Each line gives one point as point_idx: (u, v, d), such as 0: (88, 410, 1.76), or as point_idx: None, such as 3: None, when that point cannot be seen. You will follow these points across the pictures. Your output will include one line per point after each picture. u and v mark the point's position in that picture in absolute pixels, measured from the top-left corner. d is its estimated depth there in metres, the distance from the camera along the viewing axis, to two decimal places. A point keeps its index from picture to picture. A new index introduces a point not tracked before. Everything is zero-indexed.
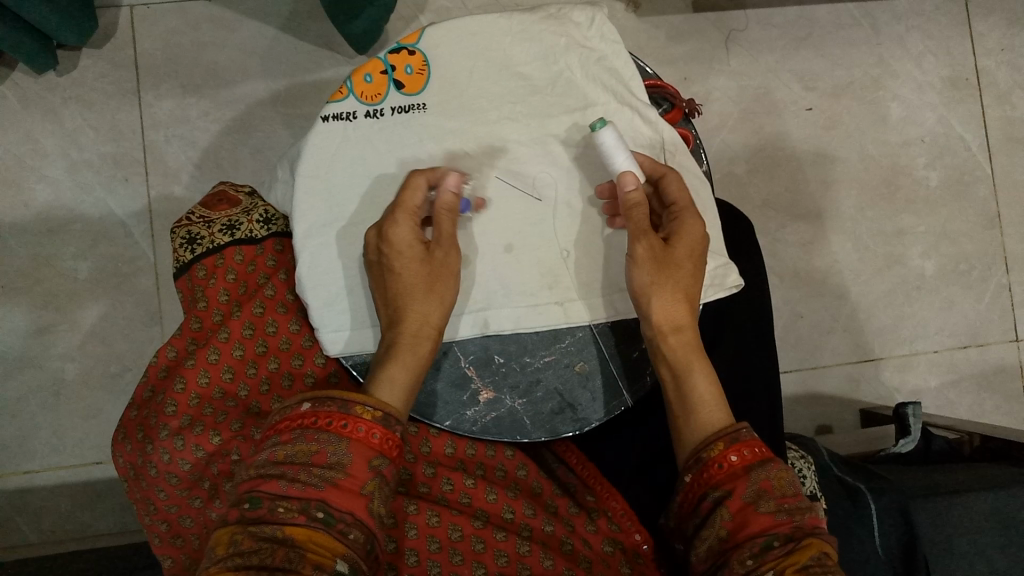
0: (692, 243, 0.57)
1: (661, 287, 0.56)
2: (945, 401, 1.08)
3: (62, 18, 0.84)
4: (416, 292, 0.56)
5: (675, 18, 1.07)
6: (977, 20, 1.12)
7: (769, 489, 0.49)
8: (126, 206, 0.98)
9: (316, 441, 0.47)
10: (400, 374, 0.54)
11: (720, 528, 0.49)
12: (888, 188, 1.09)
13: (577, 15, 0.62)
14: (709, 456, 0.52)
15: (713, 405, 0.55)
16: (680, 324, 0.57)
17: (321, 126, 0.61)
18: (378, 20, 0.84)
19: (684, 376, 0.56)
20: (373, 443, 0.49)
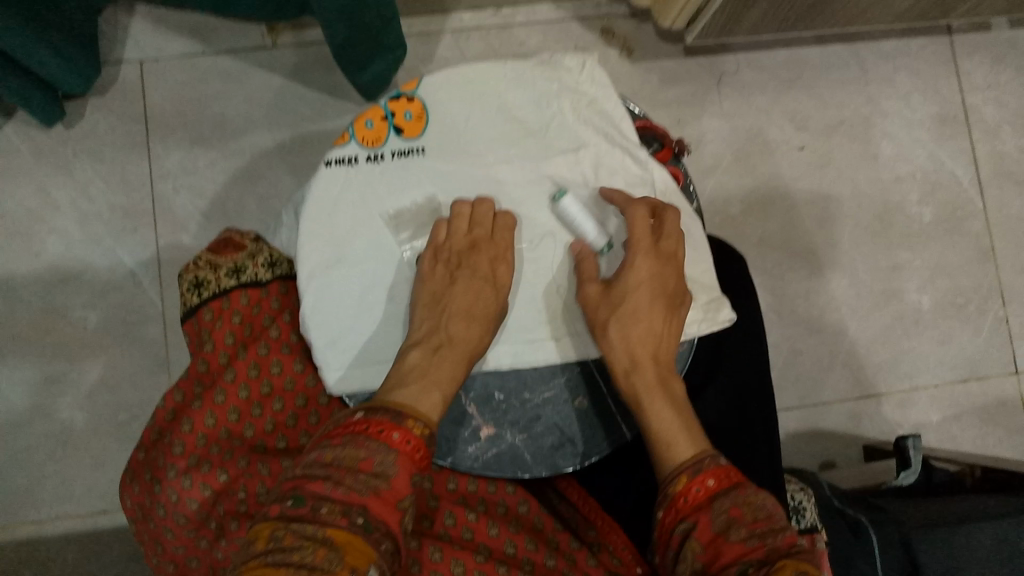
0: (639, 281, 0.60)
1: (613, 324, 0.59)
2: (948, 436, 1.07)
3: (64, 62, 0.87)
4: (478, 314, 0.60)
5: (668, 63, 1.11)
6: (962, 59, 1.15)
7: (739, 516, 0.49)
8: (135, 256, 1.00)
9: (364, 449, 0.49)
10: (446, 386, 0.56)
11: (693, 561, 0.49)
12: (882, 223, 1.11)
13: (568, 61, 0.66)
14: (674, 491, 0.52)
15: (680, 441, 0.55)
16: (638, 365, 0.59)
17: (325, 171, 0.63)
18: (386, 70, 0.87)
19: (646, 411, 0.57)
20: (415, 458, 0.51)
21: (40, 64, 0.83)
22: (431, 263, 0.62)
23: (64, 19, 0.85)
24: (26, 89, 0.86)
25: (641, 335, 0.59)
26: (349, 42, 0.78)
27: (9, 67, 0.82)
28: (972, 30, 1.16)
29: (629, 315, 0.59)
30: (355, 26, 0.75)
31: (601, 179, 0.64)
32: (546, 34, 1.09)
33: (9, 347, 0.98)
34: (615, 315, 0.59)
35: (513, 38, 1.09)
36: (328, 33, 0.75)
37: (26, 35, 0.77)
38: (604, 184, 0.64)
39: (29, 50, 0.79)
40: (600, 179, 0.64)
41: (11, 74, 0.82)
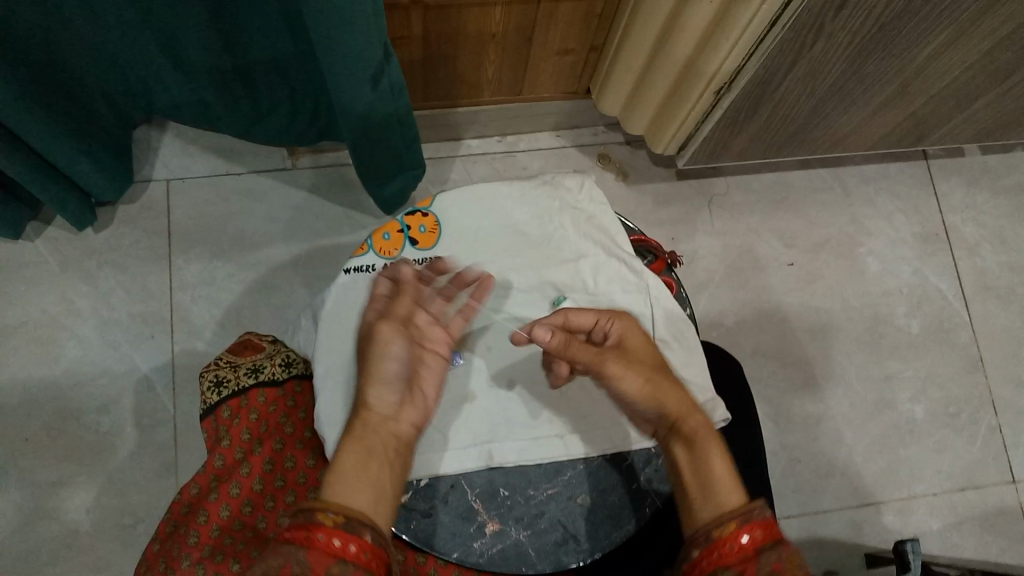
0: (635, 341, 0.62)
1: (642, 380, 0.59)
2: (950, 546, 1.06)
3: (100, 171, 0.93)
4: (361, 369, 0.58)
5: (662, 184, 1.18)
6: (939, 182, 1.23)
7: (783, 571, 0.49)
8: (150, 361, 1.03)
9: (280, 554, 0.48)
10: (343, 458, 0.54)
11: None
12: (872, 335, 1.15)
13: (568, 181, 0.72)
14: (720, 534, 0.51)
15: (729, 490, 0.54)
16: (684, 410, 0.59)
17: (344, 278, 0.68)
18: (407, 186, 0.93)
19: (704, 455, 0.56)
20: (335, 550, 0.49)
21: (77, 172, 0.90)
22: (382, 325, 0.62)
23: (104, 134, 0.92)
24: (65, 196, 0.92)
25: (672, 382, 0.60)
26: (373, 160, 0.85)
27: (53, 176, 0.88)
28: (946, 155, 1.24)
29: (648, 367, 0.60)
30: (378, 148, 0.82)
31: (600, 286, 0.69)
32: (548, 159, 1.17)
33: (20, 451, 0.99)
34: (641, 372, 0.60)
35: (516, 161, 1.16)
36: (352, 149, 0.81)
37: (67, 142, 0.84)
38: (603, 291, 0.69)
39: (68, 158, 0.86)
40: (599, 286, 0.69)
41: (53, 179, 0.88)
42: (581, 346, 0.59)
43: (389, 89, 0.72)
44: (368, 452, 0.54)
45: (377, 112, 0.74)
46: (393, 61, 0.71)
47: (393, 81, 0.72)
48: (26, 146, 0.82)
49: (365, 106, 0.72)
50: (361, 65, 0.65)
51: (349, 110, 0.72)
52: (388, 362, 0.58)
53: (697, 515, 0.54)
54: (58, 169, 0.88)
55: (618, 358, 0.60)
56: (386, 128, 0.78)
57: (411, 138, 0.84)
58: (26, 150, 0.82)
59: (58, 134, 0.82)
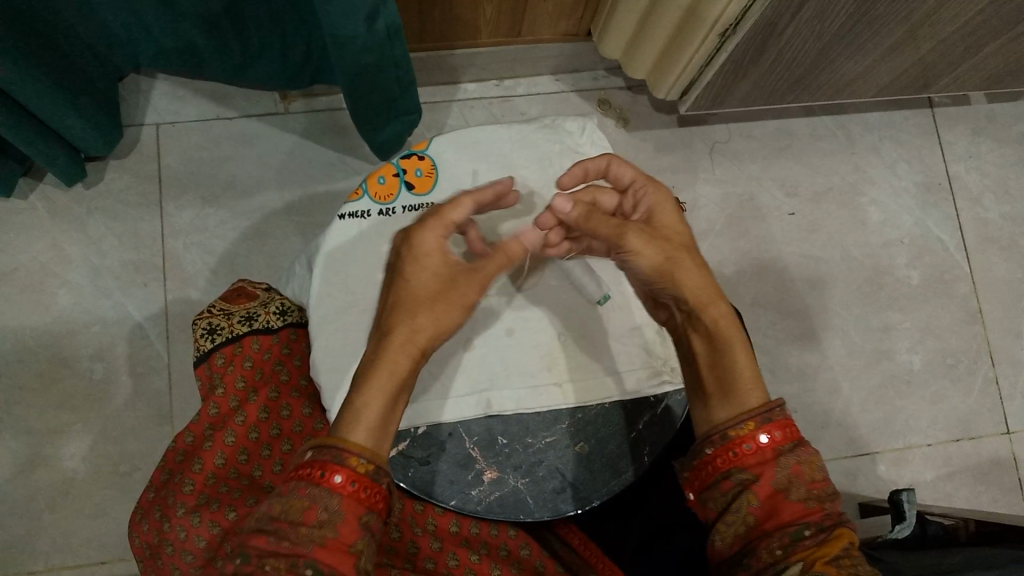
0: (668, 217, 0.59)
1: (669, 257, 0.56)
2: (943, 494, 1.07)
3: (91, 127, 0.91)
4: (417, 305, 0.54)
5: (662, 131, 1.15)
6: (944, 130, 1.21)
7: (800, 475, 0.50)
8: (144, 309, 1.02)
9: (308, 496, 0.48)
10: (376, 400, 0.51)
11: (748, 514, 0.49)
12: (872, 286, 1.14)
13: (569, 125, 0.71)
14: (737, 434, 0.51)
15: (750, 387, 0.53)
16: (708, 296, 0.55)
17: (339, 223, 0.67)
18: (403, 130, 0.91)
19: (724, 351, 0.54)
20: (363, 498, 0.49)
21: (65, 126, 0.87)
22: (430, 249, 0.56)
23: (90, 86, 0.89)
24: (53, 150, 0.90)
25: (699, 264, 0.57)
26: (365, 107, 0.82)
27: (41, 132, 0.86)
28: (952, 104, 1.22)
29: (673, 245, 0.57)
30: (371, 92, 0.79)
31: None
32: (546, 105, 1.14)
33: (14, 398, 0.99)
34: (666, 249, 0.56)
35: (514, 107, 1.14)
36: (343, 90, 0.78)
37: (57, 97, 0.81)
38: None
39: (54, 112, 0.83)
40: None
41: (39, 135, 0.86)
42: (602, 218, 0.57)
43: (384, 30, 0.68)
44: (394, 398, 0.52)
45: (368, 58, 0.71)
46: (392, 2, 0.66)
47: (388, 22, 0.68)
48: (12, 100, 0.79)
49: (359, 48, 0.68)
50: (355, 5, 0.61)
51: (341, 49, 0.69)
52: (454, 315, 0.55)
53: (715, 413, 0.53)
54: (46, 125, 0.86)
55: (643, 232, 0.56)
56: (381, 71, 0.75)
57: (406, 80, 0.81)
58: (11, 103, 0.80)
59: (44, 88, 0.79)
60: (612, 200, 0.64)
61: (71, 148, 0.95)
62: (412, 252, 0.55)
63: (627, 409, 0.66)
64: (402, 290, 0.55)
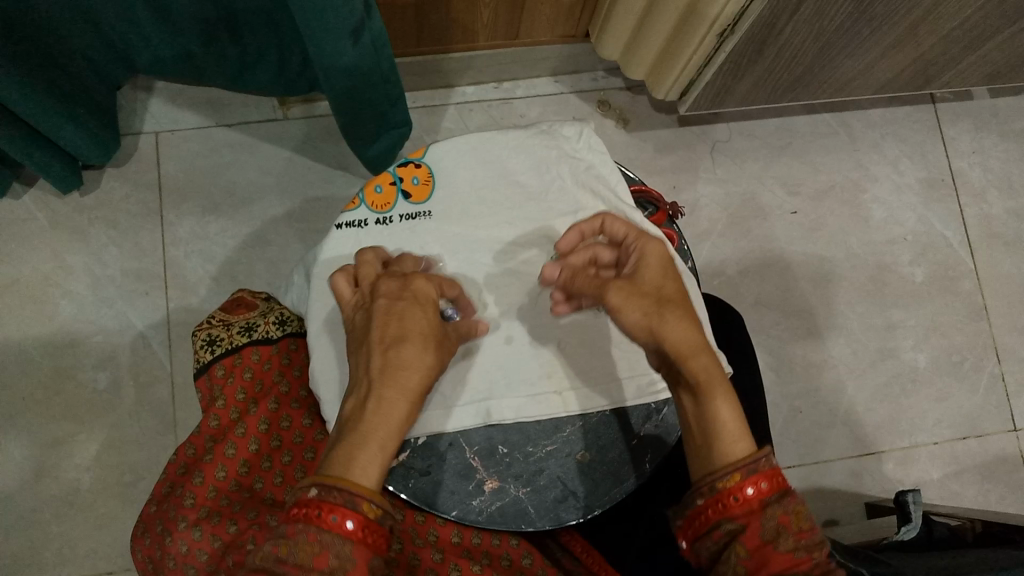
0: (652, 261, 0.57)
1: (650, 302, 0.54)
2: (950, 492, 1.06)
3: (85, 135, 0.91)
4: (411, 343, 0.53)
5: (663, 131, 1.15)
6: (947, 126, 1.20)
7: (788, 525, 0.47)
8: (145, 318, 1.02)
9: (319, 541, 0.46)
10: (377, 446, 0.49)
11: (737, 567, 0.47)
12: (875, 284, 1.13)
13: (566, 130, 0.70)
14: (724, 486, 0.49)
15: (735, 438, 0.50)
16: (691, 347, 0.52)
17: (336, 233, 0.67)
18: (391, 146, 0.90)
19: (709, 405, 0.51)
20: (371, 543, 0.47)
21: (59, 136, 0.88)
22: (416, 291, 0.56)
23: (88, 100, 0.90)
24: (48, 159, 0.91)
25: (680, 307, 0.53)
26: (357, 122, 0.82)
27: (35, 140, 0.87)
28: (955, 99, 1.21)
29: (655, 291, 0.54)
30: (362, 109, 0.79)
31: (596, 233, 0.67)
32: (546, 106, 1.14)
33: (18, 410, 0.99)
34: (646, 297, 0.54)
35: (513, 109, 1.13)
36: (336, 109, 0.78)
37: (50, 108, 0.82)
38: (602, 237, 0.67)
39: (48, 122, 0.84)
40: None
41: (33, 143, 0.87)
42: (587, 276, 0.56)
43: (370, 46, 0.69)
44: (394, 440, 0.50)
45: (360, 70, 0.70)
46: (375, 17, 0.67)
47: (374, 37, 0.69)
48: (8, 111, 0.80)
49: (346, 63, 0.68)
50: (340, 23, 0.62)
51: (330, 68, 0.69)
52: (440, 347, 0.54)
53: (704, 467, 0.51)
54: (40, 134, 0.87)
55: (624, 281, 0.55)
56: (369, 87, 0.75)
57: (394, 97, 0.81)
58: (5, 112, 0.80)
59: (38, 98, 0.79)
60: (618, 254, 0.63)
61: (68, 157, 0.95)
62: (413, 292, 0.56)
63: (632, 415, 0.66)
64: (382, 332, 0.53)
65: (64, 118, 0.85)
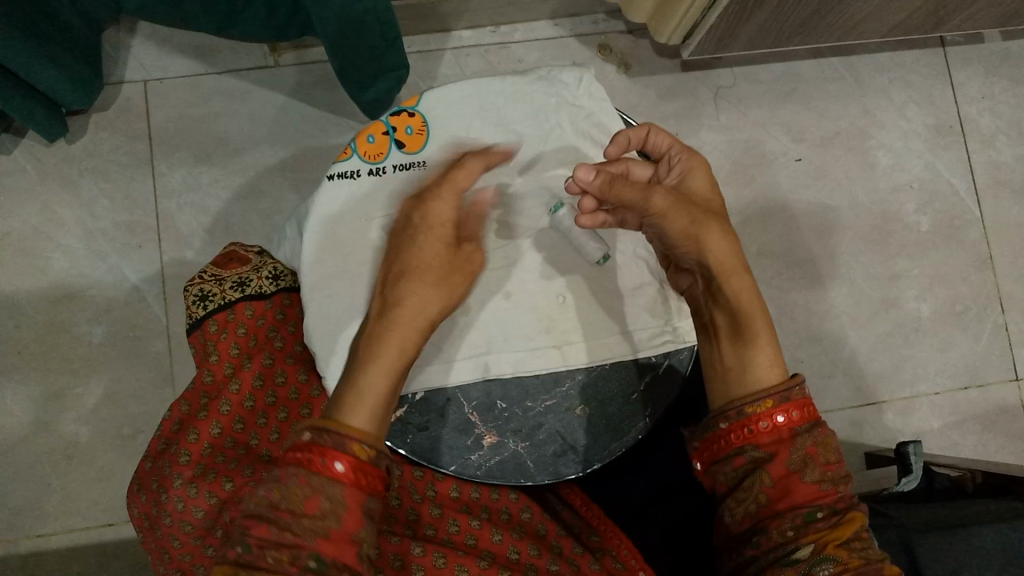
0: (699, 185, 0.58)
1: (696, 220, 0.54)
2: (949, 442, 1.06)
3: (67, 78, 0.88)
4: (428, 281, 0.54)
5: (665, 77, 1.12)
6: (956, 71, 1.17)
7: (815, 456, 0.50)
8: (139, 271, 1.01)
9: (308, 485, 0.47)
10: (383, 379, 0.51)
11: (759, 493, 0.49)
12: (880, 233, 1.12)
13: (566, 76, 0.68)
14: (754, 412, 0.50)
15: (769, 365, 0.52)
16: (730, 267, 0.54)
17: (328, 184, 0.65)
18: (390, 88, 0.88)
19: (745, 325, 0.53)
20: (364, 485, 0.48)
21: (41, 79, 0.85)
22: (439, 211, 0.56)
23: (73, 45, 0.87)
24: (31, 104, 0.88)
25: (726, 229, 0.54)
26: (351, 66, 0.79)
27: (16, 85, 0.84)
28: (966, 42, 1.17)
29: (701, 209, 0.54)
30: (357, 50, 0.76)
31: None
32: (545, 51, 1.11)
33: (14, 364, 0.98)
34: (694, 213, 0.54)
35: (512, 54, 1.10)
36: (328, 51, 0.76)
37: (28, 49, 0.79)
38: None
39: (28, 64, 0.81)
40: None
41: (14, 87, 0.84)
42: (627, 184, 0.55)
43: None
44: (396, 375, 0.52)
45: (351, 12, 0.68)
46: None
47: None
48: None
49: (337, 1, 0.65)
50: None
51: (320, 8, 0.66)
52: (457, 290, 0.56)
53: (732, 387, 0.52)
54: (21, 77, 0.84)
55: (671, 194, 0.54)
56: (362, 30, 0.72)
57: (391, 37, 0.77)
58: None
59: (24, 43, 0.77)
60: (647, 173, 0.62)
61: (52, 103, 0.93)
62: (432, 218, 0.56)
63: (631, 370, 0.65)
64: (409, 263, 0.55)
65: (44, 60, 0.82)
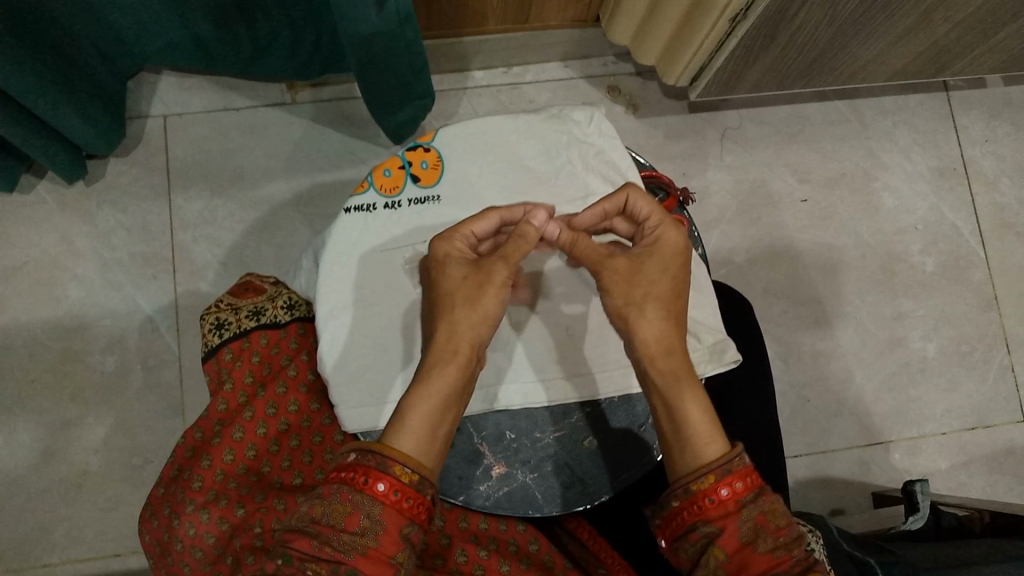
0: (661, 258, 0.57)
1: (632, 303, 0.56)
2: (957, 483, 1.06)
3: (89, 127, 0.89)
4: (455, 299, 0.55)
5: (673, 117, 1.14)
6: (959, 115, 1.19)
7: (765, 524, 0.48)
8: (153, 302, 1.02)
9: (351, 501, 0.48)
10: (423, 403, 0.52)
11: (716, 569, 0.48)
12: (886, 273, 1.13)
13: (577, 114, 0.70)
14: (700, 489, 0.50)
15: (708, 440, 0.51)
16: (657, 349, 0.55)
17: (344, 216, 0.67)
18: (414, 115, 0.89)
19: (677, 406, 0.53)
20: (405, 509, 0.48)
21: (64, 125, 0.86)
22: (445, 244, 0.57)
23: (94, 95, 0.89)
24: (52, 147, 0.89)
25: (660, 313, 0.55)
26: (378, 92, 0.81)
27: (40, 132, 0.86)
28: (968, 87, 1.19)
29: (643, 290, 0.56)
30: (383, 78, 0.78)
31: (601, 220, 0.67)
32: (555, 92, 1.13)
33: (27, 391, 1.00)
34: (631, 294, 0.56)
35: (522, 94, 1.13)
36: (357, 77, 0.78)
37: (54, 97, 0.80)
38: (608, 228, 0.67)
39: (53, 112, 0.82)
40: None
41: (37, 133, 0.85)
42: (586, 245, 0.58)
43: (395, 15, 0.68)
44: (442, 397, 0.52)
45: (379, 40, 0.70)
46: None
47: (399, 6, 0.68)
48: (20, 105, 0.80)
49: (368, 30, 0.67)
50: None
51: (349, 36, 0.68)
52: (492, 301, 0.55)
53: (676, 466, 0.52)
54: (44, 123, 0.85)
55: (615, 270, 0.57)
56: (393, 53, 0.73)
57: (418, 67, 0.80)
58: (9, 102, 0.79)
59: (51, 89, 0.79)
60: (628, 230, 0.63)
61: (70, 145, 0.94)
62: (437, 258, 0.57)
63: (640, 403, 0.65)
64: (435, 292, 0.56)
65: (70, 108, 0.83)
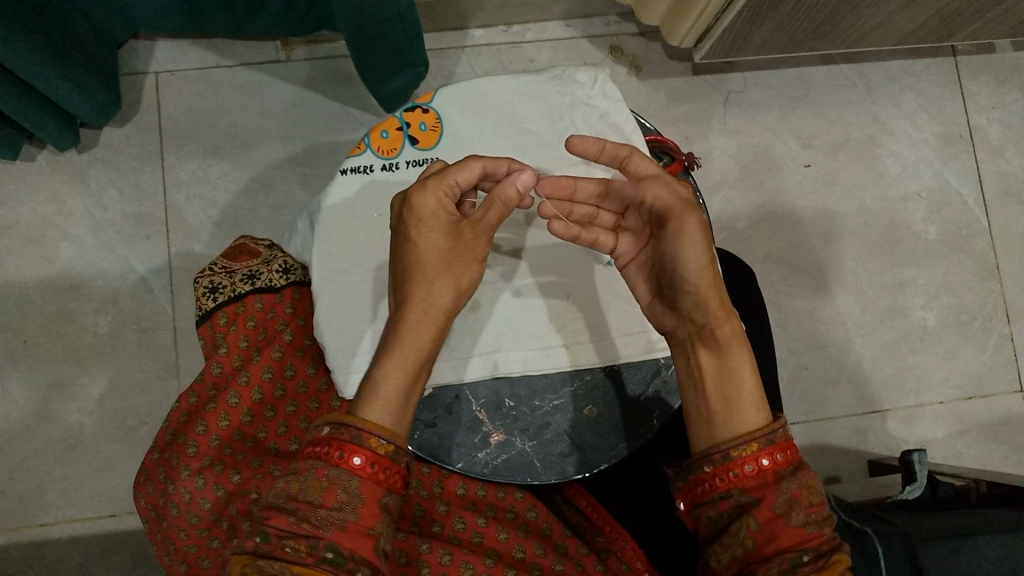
0: (690, 223, 0.57)
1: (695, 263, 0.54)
2: (953, 452, 1.06)
3: (83, 99, 0.87)
4: (431, 269, 0.53)
5: (676, 80, 1.12)
6: (966, 80, 1.17)
7: (800, 498, 0.48)
8: (146, 263, 1.01)
9: (327, 476, 0.47)
10: (399, 374, 0.51)
11: (746, 538, 0.47)
12: (888, 241, 1.11)
13: (580, 76, 0.68)
14: (739, 456, 0.49)
15: (754, 406, 0.51)
16: (721, 310, 0.53)
17: (341, 178, 0.66)
18: (409, 83, 0.87)
19: (735, 370, 0.52)
20: (382, 480, 0.48)
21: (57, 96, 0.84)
22: (433, 195, 0.54)
23: (88, 63, 0.87)
24: (43, 116, 0.87)
25: (717, 274, 0.55)
26: (372, 61, 0.79)
27: (31, 100, 0.83)
28: (977, 51, 1.17)
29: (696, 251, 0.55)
30: (377, 48, 0.76)
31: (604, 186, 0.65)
32: (556, 52, 1.11)
33: (20, 352, 0.99)
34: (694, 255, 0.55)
35: (522, 54, 1.10)
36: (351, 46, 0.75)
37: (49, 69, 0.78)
38: None
39: (47, 84, 0.80)
40: None
41: (29, 102, 0.83)
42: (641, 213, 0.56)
43: None
44: (416, 369, 0.52)
45: (371, 8, 0.67)
46: None
47: None
48: (13, 76, 0.78)
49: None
50: None
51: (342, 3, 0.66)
52: (470, 274, 0.55)
53: (717, 431, 0.51)
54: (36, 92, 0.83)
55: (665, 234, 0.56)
56: (387, 23, 0.71)
57: (412, 34, 0.77)
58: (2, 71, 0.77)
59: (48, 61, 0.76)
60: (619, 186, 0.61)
61: (63, 116, 0.91)
62: (415, 217, 0.54)
63: (641, 372, 0.65)
64: (409, 254, 0.54)
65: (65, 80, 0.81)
